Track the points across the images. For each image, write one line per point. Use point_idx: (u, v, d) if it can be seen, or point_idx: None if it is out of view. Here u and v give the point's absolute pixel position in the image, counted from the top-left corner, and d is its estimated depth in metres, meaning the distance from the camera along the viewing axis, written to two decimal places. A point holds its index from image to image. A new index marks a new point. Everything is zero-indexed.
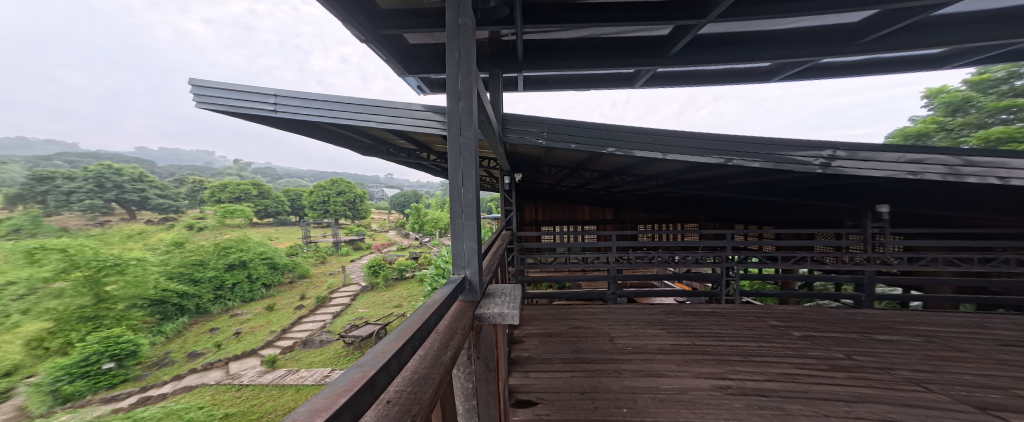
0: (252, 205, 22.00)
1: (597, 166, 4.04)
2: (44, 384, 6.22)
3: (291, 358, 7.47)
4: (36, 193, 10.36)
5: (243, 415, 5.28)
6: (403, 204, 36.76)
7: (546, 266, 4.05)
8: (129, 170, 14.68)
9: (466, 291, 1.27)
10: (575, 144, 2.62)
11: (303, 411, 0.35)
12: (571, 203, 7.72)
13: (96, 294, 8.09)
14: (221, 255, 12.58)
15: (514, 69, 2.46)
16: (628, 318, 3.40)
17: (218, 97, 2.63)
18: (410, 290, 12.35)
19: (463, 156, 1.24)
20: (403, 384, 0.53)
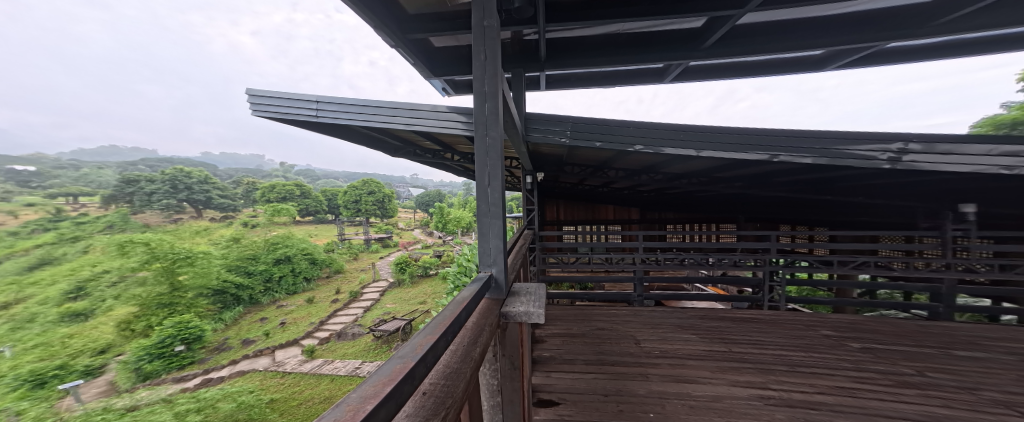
0: (295, 204, 23.83)
1: (623, 164, 3.92)
2: (130, 363, 7.10)
3: (327, 349, 7.98)
4: (125, 194, 12.71)
5: (285, 401, 5.73)
6: (427, 204, 37.73)
7: (569, 265, 3.98)
8: (197, 172, 16.77)
9: (492, 289, 1.30)
10: (600, 142, 2.56)
11: (356, 396, 0.39)
12: (595, 203, 7.54)
13: (171, 283, 9.33)
14: (269, 251, 13.71)
15: (537, 68, 2.45)
16: (657, 321, 3.27)
17: (268, 104, 2.85)
18: (434, 288, 12.67)
19: (490, 155, 1.26)
20: (437, 376, 0.55)
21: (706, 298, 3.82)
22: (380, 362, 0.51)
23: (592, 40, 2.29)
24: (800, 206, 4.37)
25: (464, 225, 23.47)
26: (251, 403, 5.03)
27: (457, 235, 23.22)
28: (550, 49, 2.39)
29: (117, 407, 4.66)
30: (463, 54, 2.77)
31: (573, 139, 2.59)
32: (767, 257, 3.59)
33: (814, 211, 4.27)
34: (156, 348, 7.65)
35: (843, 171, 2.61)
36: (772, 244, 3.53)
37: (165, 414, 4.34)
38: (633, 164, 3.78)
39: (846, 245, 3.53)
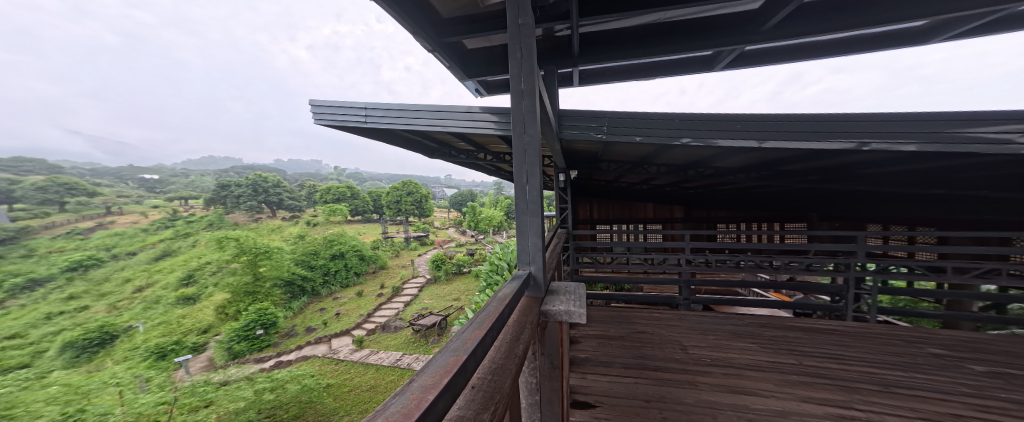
0: (346, 204, 26.07)
1: (665, 160, 3.70)
2: (224, 342, 8.46)
3: (373, 340, 8.58)
4: (221, 197, 20.57)
5: (338, 386, 6.29)
6: (460, 204, 38.48)
7: (604, 265, 3.84)
8: (271, 177, 23.06)
9: (531, 287, 1.31)
10: (641, 136, 2.44)
11: (416, 387, 0.42)
12: (632, 201, 7.21)
13: (253, 273, 11.13)
14: (326, 247, 14.75)
15: (573, 64, 2.40)
16: (706, 327, 3.05)
17: (322, 113, 3.09)
18: (468, 285, 12.99)
19: (528, 154, 1.27)
20: (484, 371, 0.56)
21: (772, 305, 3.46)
22: (435, 355, 0.54)
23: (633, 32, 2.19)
24: (883, 202, 3.79)
25: (494, 224, 23.78)
26: (313, 387, 5.49)
27: (488, 234, 23.54)
28: (586, 42, 2.33)
29: (215, 381, 5.27)
30: (495, 55, 2.81)
31: (613, 134, 2.49)
32: (851, 262, 3.14)
33: (903, 208, 3.67)
34: (242, 331, 8.82)
35: (952, 159, 2.20)
36: (859, 247, 3.09)
37: (247, 391, 4.96)
38: (677, 159, 3.55)
39: (957, 248, 2.99)
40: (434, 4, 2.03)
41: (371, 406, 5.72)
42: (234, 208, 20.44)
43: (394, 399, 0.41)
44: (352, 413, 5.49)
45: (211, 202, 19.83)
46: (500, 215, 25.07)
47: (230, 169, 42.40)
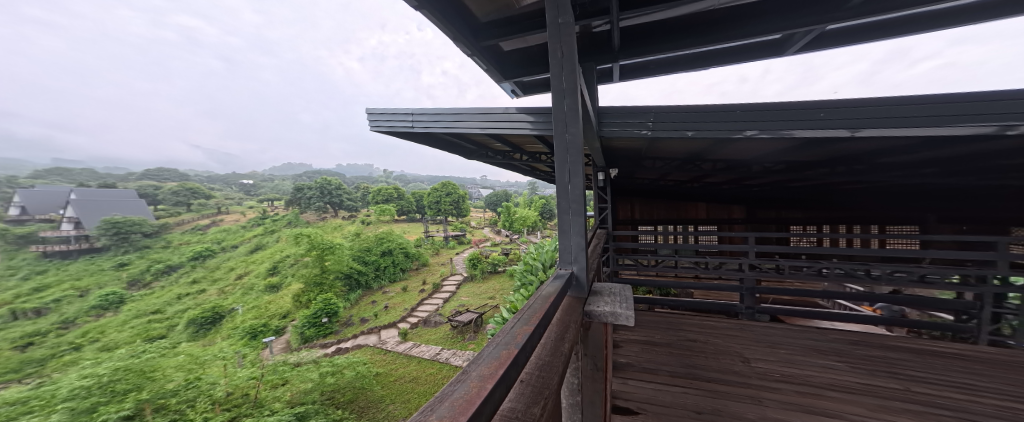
0: (393, 205, 27.85)
1: (720, 155, 3.40)
2: (300, 328, 9.76)
3: (416, 333, 9.05)
4: (299, 197, 25.50)
5: (385, 375, 6.75)
6: (495, 204, 38.80)
7: (648, 267, 3.64)
8: (335, 181, 26.00)
9: (573, 287, 1.30)
10: (692, 131, 2.27)
11: (474, 378, 0.45)
12: (681, 200, 6.73)
13: (320, 265, 12.59)
14: (378, 243, 15.36)
15: (622, 58, 2.29)
16: (773, 340, 2.76)
17: (373, 120, 3.30)
18: (503, 284, 13.09)
19: (570, 152, 1.30)
20: (534, 366, 0.58)
21: (860, 319, 3.00)
22: (487, 347, 0.57)
23: (693, 19, 2.03)
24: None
25: (529, 224, 23.74)
26: (363, 375, 5.94)
27: (523, 234, 23.50)
28: (635, 34, 2.22)
29: (291, 361, 5.90)
30: (531, 55, 2.82)
31: (661, 129, 2.34)
32: (985, 275, 2.61)
33: None
34: (311, 318, 10.00)
35: None
36: (996, 256, 2.54)
37: (314, 373, 5.51)
38: (735, 154, 3.24)
39: None
40: (472, 9, 2.08)
41: (413, 397, 6.02)
42: (307, 208, 25.24)
43: (454, 386, 0.46)
44: (396, 402, 5.84)
45: (294, 202, 25.60)
46: (535, 215, 24.97)
47: (301, 177, 50.00)
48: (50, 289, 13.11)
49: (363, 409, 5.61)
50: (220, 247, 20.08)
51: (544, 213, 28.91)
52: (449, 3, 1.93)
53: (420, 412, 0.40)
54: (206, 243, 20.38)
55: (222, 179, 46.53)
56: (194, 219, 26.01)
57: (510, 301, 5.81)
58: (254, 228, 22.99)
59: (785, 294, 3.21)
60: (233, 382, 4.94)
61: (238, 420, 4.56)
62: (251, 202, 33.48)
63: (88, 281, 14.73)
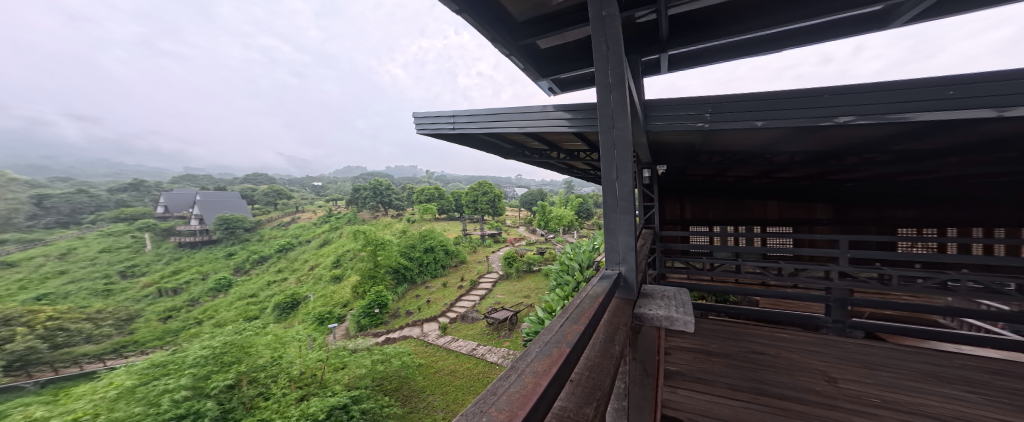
0: (435, 204, 29.08)
1: (788, 147, 3.03)
2: (357, 317, 10.80)
3: (455, 328, 9.39)
4: (355, 197, 27.76)
5: (426, 366, 7.13)
6: (531, 203, 38.62)
7: (701, 270, 3.36)
8: (385, 182, 27.86)
9: (621, 288, 1.30)
10: (762, 120, 2.03)
11: (530, 372, 0.47)
12: (744, 199, 5.97)
13: (373, 260, 13.71)
14: (421, 241, 15.93)
15: (675, 47, 2.14)
16: (866, 360, 2.43)
17: (418, 123, 3.46)
18: (539, 283, 13.01)
19: (618, 148, 1.32)
20: (583, 367, 0.59)
21: (995, 344, 2.44)
22: (539, 344, 0.58)
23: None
24: None
25: (565, 223, 23.31)
26: (406, 366, 6.30)
27: (560, 233, 23.05)
28: (691, 21, 2.05)
29: (350, 348, 6.47)
30: (569, 49, 2.75)
31: (721, 121, 2.14)
32: None
33: None
34: (366, 308, 10.95)
35: None
36: None
37: (367, 360, 5.94)
38: (807, 144, 2.88)
39: None
40: (508, 9, 2.09)
41: (450, 389, 6.26)
42: (363, 207, 27.54)
43: (511, 381, 0.48)
44: (435, 393, 6.13)
45: (352, 202, 28.01)
46: (571, 214, 24.52)
47: (356, 179, 54.98)
48: (184, 274, 18.83)
49: (406, 398, 5.98)
50: (298, 241, 22.75)
51: (581, 212, 28.13)
52: (487, 6, 1.96)
53: (480, 404, 0.42)
54: (287, 237, 23.42)
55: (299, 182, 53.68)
56: (278, 216, 30.10)
57: (546, 301, 5.80)
58: (322, 223, 25.76)
59: (883, 307, 2.73)
60: (305, 363, 5.62)
61: (307, 397, 5.13)
62: (318, 201, 37.59)
63: (207, 267, 19.87)
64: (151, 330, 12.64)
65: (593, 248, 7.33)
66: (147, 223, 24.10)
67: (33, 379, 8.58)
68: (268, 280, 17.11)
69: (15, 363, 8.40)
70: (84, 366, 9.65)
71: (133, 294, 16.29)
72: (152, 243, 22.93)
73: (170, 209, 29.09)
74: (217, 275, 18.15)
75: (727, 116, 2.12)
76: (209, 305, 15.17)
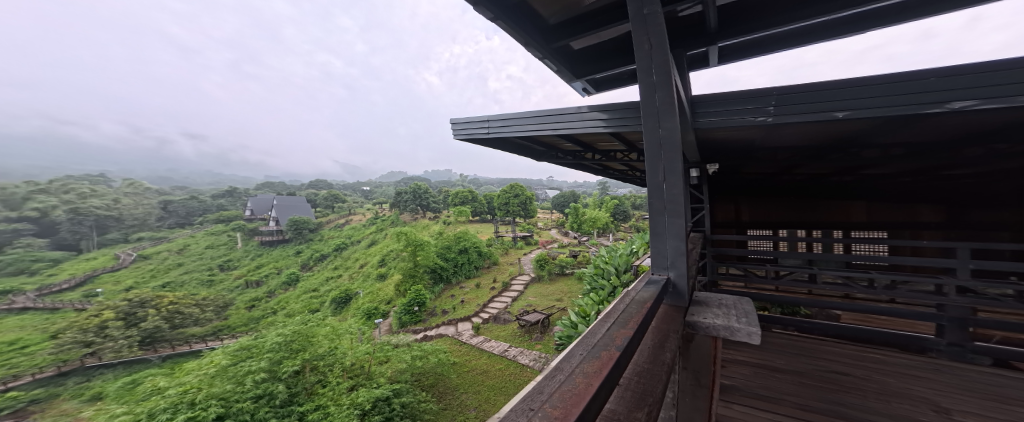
0: (469, 206, 29.74)
1: (868, 139, 2.66)
2: (400, 313, 11.48)
3: (487, 329, 9.51)
4: (397, 200, 29.45)
5: (460, 364, 7.31)
6: (563, 205, 37.97)
7: (763, 278, 3.05)
8: (423, 186, 29.17)
9: (670, 295, 1.32)
10: (843, 111, 1.80)
11: (574, 379, 0.49)
12: (819, 200, 5.25)
13: (414, 259, 14.46)
14: (456, 242, 16.29)
15: (727, 38, 1.98)
16: (985, 390, 2.06)
17: (454, 129, 3.58)
18: (572, 287, 12.69)
19: (664, 148, 1.36)
20: (632, 373, 0.60)
21: None
22: (588, 347, 0.61)
23: None
24: None
25: (600, 225, 22.51)
26: (440, 364, 6.50)
27: (594, 236, 22.28)
28: (746, 9, 1.90)
29: (392, 342, 6.84)
30: (605, 47, 2.66)
31: (788, 114, 1.93)
32: None
33: None
34: (407, 306, 11.56)
35: None
36: None
37: (407, 357, 6.19)
38: (889, 135, 2.51)
39: None
40: (540, 12, 2.08)
41: (482, 389, 6.34)
42: (404, 209, 29.17)
43: (564, 381, 0.51)
44: (469, 392, 6.25)
45: (396, 205, 29.79)
46: (606, 216, 23.66)
47: (398, 183, 58.52)
48: (264, 268, 21.78)
49: (442, 394, 6.21)
50: (350, 240, 24.68)
51: (618, 214, 26.94)
52: (519, 11, 1.97)
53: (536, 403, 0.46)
54: (341, 238, 25.49)
55: (352, 186, 58.61)
56: (335, 218, 32.91)
57: (580, 305, 5.68)
58: (368, 225, 27.69)
59: (1021, 332, 2.21)
60: (355, 354, 6.03)
61: (356, 387, 5.49)
62: (365, 204, 40.45)
63: (281, 263, 22.45)
64: (241, 316, 15.05)
65: (631, 252, 6.99)
66: (234, 224, 28.31)
67: (158, 352, 11.59)
68: (327, 276, 18.82)
69: (147, 339, 11.57)
70: (193, 345, 12.48)
71: (228, 285, 19.78)
72: (243, 241, 27.04)
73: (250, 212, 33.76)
74: (288, 270, 20.60)
75: (796, 109, 1.90)
76: (282, 296, 17.40)
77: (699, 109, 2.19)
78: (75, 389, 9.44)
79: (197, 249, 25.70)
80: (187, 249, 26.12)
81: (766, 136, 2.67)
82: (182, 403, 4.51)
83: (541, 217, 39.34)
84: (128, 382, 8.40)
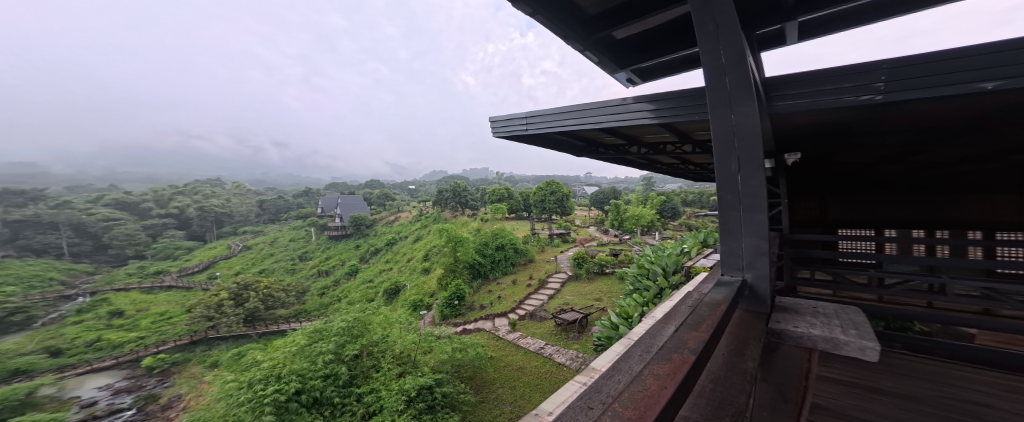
0: (506, 204, 29.98)
1: (1006, 114, 2.14)
2: (442, 306, 12.05)
3: (524, 325, 9.54)
4: (439, 198, 30.79)
5: (496, 359, 7.46)
6: (602, 201, 36.42)
7: (858, 286, 2.60)
8: (462, 184, 30.11)
9: (749, 296, 1.53)
10: (991, 82, 1.40)
11: (641, 389, 0.53)
12: (943, 194, 4.34)
13: (455, 254, 15.04)
14: (494, 239, 16.45)
15: (808, 12, 1.77)
16: None
17: (493, 127, 3.61)
18: (612, 287, 12.14)
19: (737, 138, 1.46)
20: (707, 381, 0.71)
21: None
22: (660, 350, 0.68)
23: None
24: None
25: (644, 222, 21.13)
26: (477, 358, 6.71)
27: (637, 234, 21.06)
28: None
29: (434, 333, 7.23)
30: (652, 34, 2.49)
31: (906, 89, 1.60)
32: None
33: None
34: (447, 300, 12.10)
35: None
36: None
37: (448, 348, 6.46)
38: None
39: None
40: (580, 3, 2.01)
41: (517, 385, 6.40)
42: (445, 207, 30.43)
43: (639, 382, 0.57)
44: (504, 387, 6.36)
45: (438, 202, 31.18)
46: (650, 213, 22.13)
47: (439, 182, 61.11)
48: (331, 260, 24.46)
49: (479, 387, 6.41)
50: (398, 235, 26.47)
51: (664, 211, 25.08)
52: (559, 4, 1.94)
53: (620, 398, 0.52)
54: (391, 233, 27.43)
55: (400, 186, 62.57)
56: (385, 215, 35.49)
57: (622, 306, 5.44)
58: (413, 222, 29.38)
59: None
60: (403, 342, 6.51)
61: (403, 374, 5.88)
62: (410, 202, 42.90)
63: (342, 256, 24.95)
64: (314, 302, 17.19)
65: (681, 252, 6.49)
66: (307, 221, 32.20)
67: (256, 329, 13.95)
68: (380, 268, 20.43)
69: (249, 317, 14.03)
70: (278, 323, 14.68)
71: (305, 273, 22.87)
72: (315, 235, 30.55)
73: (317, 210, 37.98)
74: (349, 262, 22.81)
75: (919, 83, 1.56)
76: (343, 286, 19.35)
77: (783, 92, 1.99)
78: (200, 357, 12.39)
79: (282, 241, 30.18)
80: (276, 241, 30.57)
81: (865, 118, 2.32)
82: (272, 376, 5.25)
83: (581, 214, 38.22)
84: (236, 353, 10.20)
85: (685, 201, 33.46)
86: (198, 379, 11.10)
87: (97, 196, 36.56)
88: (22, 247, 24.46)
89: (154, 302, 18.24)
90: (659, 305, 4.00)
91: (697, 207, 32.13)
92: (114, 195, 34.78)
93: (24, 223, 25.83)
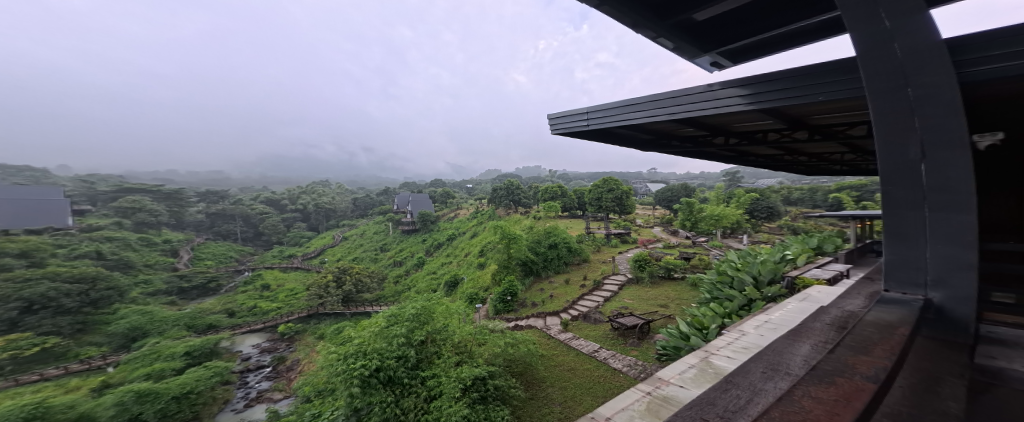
0: (562, 202, 29.30)
1: None
2: (496, 300, 12.39)
3: (575, 326, 9.24)
4: (496, 196, 31.67)
5: (546, 358, 7.42)
6: (670, 200, 32.95)
7: None
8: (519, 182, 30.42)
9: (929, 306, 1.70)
10: None
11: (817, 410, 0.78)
12: None
13: (508, 251, 15.27)
14: (547, 237, 16.10)
15: None
16: None
17: (552, 124, 3.54)
18: (680, 294, 10.92)
19: (917, 110, 1.59)
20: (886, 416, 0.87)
21: None
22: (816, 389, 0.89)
23: None
24: None
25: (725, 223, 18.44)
26: (528, 355, 6.76)
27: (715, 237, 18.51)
28: None
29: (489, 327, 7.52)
30: (743, 11, 2.18)
31: None
32: None
33: None
34: (501, 295, 12.39)
35: None
36: None
37: (500, 343, 6.64)
38: None
39: None
40: None
41: (568, 386, 6.26)
42: (501, 204, 31.15)
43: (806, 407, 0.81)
44: (554, 387, 6.27)
45: (494, 200, 32.07)
46: (734, 213, 19.18)
47: (496, 180, 63.18)
48: (402, 253, 27.29)
49: (529, 384, 6.46)
50: (458, 231, 28.11)
51: (751, 209, 21.43)
52: None
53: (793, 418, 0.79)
54: (452, 229, 29.22)
55: (461, 184, 66.49)
56: (447, 212, 38.01)
57: (694, 315, 4.87)
58: (472, 218, 30.81)
59: None
60: (461, 332, 6.92)
61: (461, 362, 6.24)
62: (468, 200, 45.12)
63: (411, 249, 27.64)
64: (391, 289, 19.38)
65: (773, 258, 5.50)
66: (386, 216, 36.49)
67: (349, 309, 16.50)
68: (442, 261, 22.00)
69: (345, 298, 16.67)
70: (365, 305, 17.06)
71: (384, 262, 26.03)
72: (392, 229, 34.45)
73: (393, 207, 42.70)
74: (417, 255, 25.09)
75: None
76: (412, 275, 21.45)
77: (978, 55, 1.51)
78: (313, 329, 15.20)
79: (367, 234, 34.89)
80: (364, 234, 35.43)
81: None
82: (359, 351, 6.07)
83: (644, 212, 35.21)
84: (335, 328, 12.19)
85: (786, 198, 28.15)
86: (310, 347, 13.67)
87: (250, 195, 47.70)
88: (214, 232, 33.70)
89: (286, 279, 23.21)
90: (748, 319, 3.47)
91: (805, 207, 26.71)
92: (263, 194, 45.22)
93: (213, 214, 35.41)
